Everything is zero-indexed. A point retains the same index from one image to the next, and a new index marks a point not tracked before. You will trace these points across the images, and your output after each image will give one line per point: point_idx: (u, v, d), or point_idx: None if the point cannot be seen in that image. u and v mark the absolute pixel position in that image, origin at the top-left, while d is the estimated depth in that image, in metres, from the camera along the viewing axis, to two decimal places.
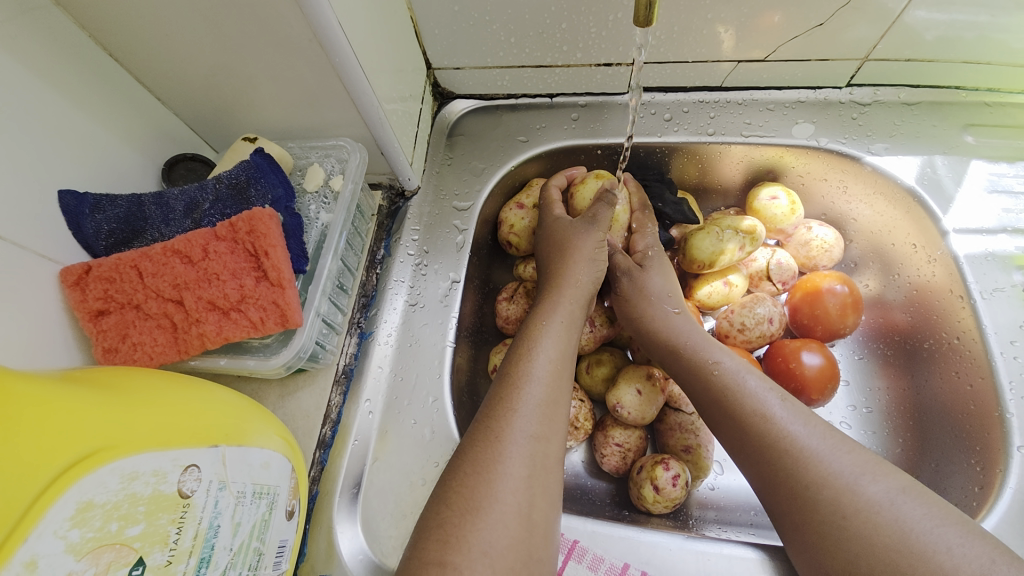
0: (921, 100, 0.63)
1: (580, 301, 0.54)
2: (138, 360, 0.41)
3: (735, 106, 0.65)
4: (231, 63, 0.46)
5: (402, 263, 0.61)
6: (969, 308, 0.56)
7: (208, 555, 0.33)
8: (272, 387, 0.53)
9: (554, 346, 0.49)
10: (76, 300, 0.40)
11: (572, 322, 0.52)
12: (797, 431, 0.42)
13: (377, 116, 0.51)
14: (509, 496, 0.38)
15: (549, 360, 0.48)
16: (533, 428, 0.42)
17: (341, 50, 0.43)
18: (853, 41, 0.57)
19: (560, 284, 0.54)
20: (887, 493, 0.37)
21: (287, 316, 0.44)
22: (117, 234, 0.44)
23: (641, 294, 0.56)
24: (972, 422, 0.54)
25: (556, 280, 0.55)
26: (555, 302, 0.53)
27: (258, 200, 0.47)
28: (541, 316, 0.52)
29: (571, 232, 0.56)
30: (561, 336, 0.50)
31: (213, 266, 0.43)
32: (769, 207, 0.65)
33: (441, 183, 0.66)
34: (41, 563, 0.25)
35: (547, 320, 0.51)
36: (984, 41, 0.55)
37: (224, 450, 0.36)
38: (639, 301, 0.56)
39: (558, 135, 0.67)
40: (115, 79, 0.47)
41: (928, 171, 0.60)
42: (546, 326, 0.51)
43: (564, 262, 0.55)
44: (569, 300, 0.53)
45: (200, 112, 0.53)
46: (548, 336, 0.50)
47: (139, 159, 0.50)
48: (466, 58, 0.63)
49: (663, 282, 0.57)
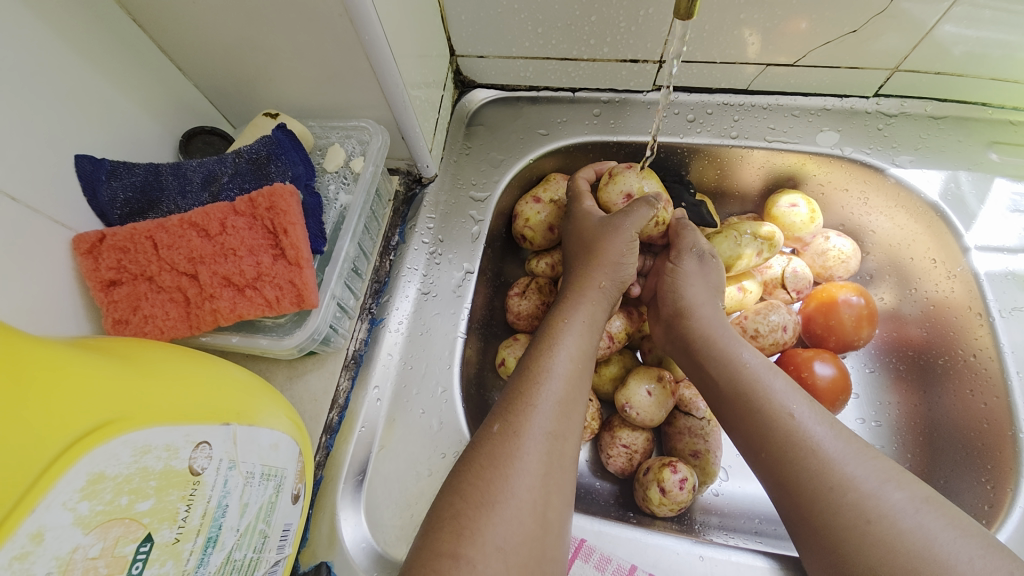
0: (947, 115, 0.62)
1: (603, 302, 0.53)
2: (148, 332, 0.40)
3: (760, 110, 0.64)
4: (255, 35, 0.45)
5: (416, 250, 0.60)
6: (986, 326, 0.55)
7: (215, 535, 0.32)
8: (280, 368, 0.52)
9: (576, 344, 0.48)
10: (88, 268, 0.39)
11: (594, 322, 0.51)
12: (821, 434, 0.42)
13: (401, 99, 0.50)
14: (526, 493, 0.38)
15: (570, 358, 0.47)
16: (551, 425, 0.42)
17: (370, 28, 0.42)
18: (884, 51, 0.56)
19: (586, 283, 0.53)
20: (909, 502, 0.37)
21: (304, 296, 0.43)
22: (132, 203, 0.43)
23: (692, 276, 0.55)
24: (983, 441, 0.54)
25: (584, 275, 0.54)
26: (576, 303, 0.52)
27: (278, 176, 0.45)
28: (564, 313, 0.51)
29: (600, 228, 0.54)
30: (582, 334, 0.50)
31: (230, 241, 0.42)
32: (788, 214, 0.64)
33: (459, 172, 0.65)
34: (48, 534, 0.24)
35: (569, 317, 0.51)
36: (1012, 59, 0.54)
37: (234, 428, 0.35)
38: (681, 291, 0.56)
39: (578, 130, 0.66)
40: (137, 45, 0.46)
41: (952, 186, 0.60)
42: (568, 323, 0.50)
43: (592, 264, 0.54)
44: (593, 301, 0.52)
45: (219, 84, 0.52)
46: (570, 332, 0.49)
47: (157, 129, 0.49)
48: (491, 46, 0.62)
49: (717, 278, 0.56)
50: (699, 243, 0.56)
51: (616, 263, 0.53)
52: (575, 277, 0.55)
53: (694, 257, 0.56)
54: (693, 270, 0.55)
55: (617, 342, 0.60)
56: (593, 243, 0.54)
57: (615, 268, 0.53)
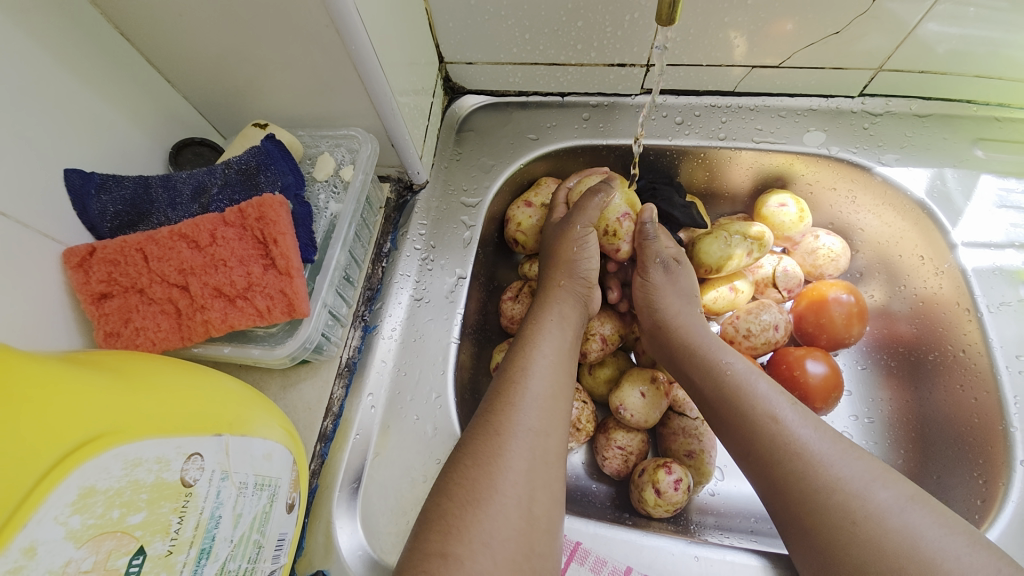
0: (932, 113, 0.63)
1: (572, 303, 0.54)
2: (140, 345, 0.40)
3: (747, 112, 0.65)
4: (243, 47, 0.45)
5: (408, 257, 0.60)
6: (975, 321, 0.56)
7: (208, 546, 0.32)
8: (274, 377, 0.52)
9: (552, 346, 0.49)
10: (79, 281, 0.40)
11: (567, 321, 0.52)
12: (807, 435, 0.42)
13: (389, 107, 0.51)
14: (511, 490, 0.38)
15: (546, 356, 0.47)
16: (535, 423, 0.42)
17: (357, 38, 0.43)
18: (867, 50, 0.57)
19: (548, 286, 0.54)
20: (895, 501, 0.37)
21: (295, 305, 0.43)
22: (123, 216, 0.43)
23: (663, 287, 0.56)
24: (974, 436, 0.54)
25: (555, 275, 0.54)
26: (548, 305, 0.53)
27: (268, 186, 0.46)
28: (537, 316, 0.52)
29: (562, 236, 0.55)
30: (557, 335, 0.50)
31: (220, 252, 0.42)
32: (777, 213, 0.65)
33: (450, 178, 0.65)
34: (40, 548, 0.24)
35: (544, 319, 0.51)
36: (995, 56, 0.55)
37: (227, 439, 0.35)
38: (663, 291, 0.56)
39: (568, 134, 0.67)
40: (125, 58, 0.46)
41: (938, 184, 0.60)
42: (543, 324, 0.51)
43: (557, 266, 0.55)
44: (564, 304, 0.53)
45: (209, 95, 0.52)
46: (546, 334, 0.50)
47: (147, 141, 0.49)
48: (479, 53, 0.62)
49: (690, 281, 0.57)
50: (665, 251, 0.57)
51: (572, 264, 0.54)
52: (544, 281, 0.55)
53: (660, 266, 0.56)
54: (662, 282, 0.56)
55: (610, 343, 0.60)
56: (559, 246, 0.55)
57: (572, 268, 0.54)
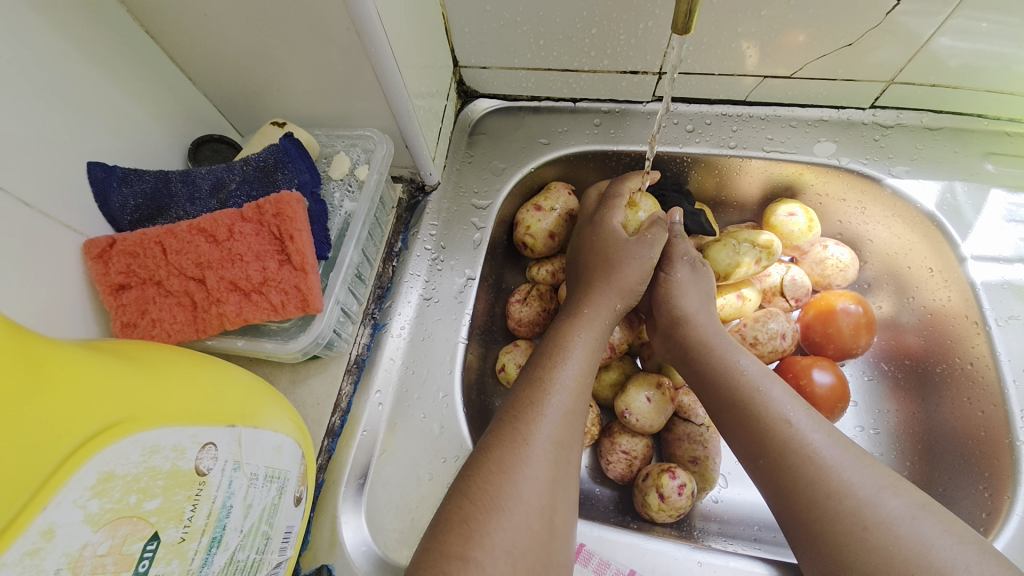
0: (943, 126, 0.63)
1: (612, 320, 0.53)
2: (155, 336, 0.41)
3: (758, 121, 0.65)
4: (265, 47, 0.46)
5: (419, 257, 0.61)
6: (983, 335, 0.56)
7: (219, 535, 0.33)
8: (284, 371, 0.53)
9: (584, 358, 0.49)
10: (98, 272, 0.40)
11: (603, 339, 0.52)
12: (819, 440, 0.43)
13: (405, 109, 0.51)
14: (533, 498, 0.38)
15: (579, 371, 0.48)
16: (558, 434, 0.42)
17: (376, 40, 0.44)
18: (878, 63, 0.57)
19: (601, 296, 0.54)
20: (907, 509, 0.38)
21: (308, 301, 0.43)
22: (142, 210, 0.44)
23: (686, 284, 0.55)
24: (980, 449, 0.54)
25: (592, 288, 0.54)
26: (587, 317, 0.52)
27: (285, 183, 0.47)
28: (575, 326, 0.52)
29: (619, 251, 0.55)
30: (590, 348, 0.50)
31: (237, 247, 0.43)
32: (786, 222, 0.65)
33: (461, 180, 0.66)
34: (58, 531, 0.25)
35: (579, 332, 0.51)
36: (1007, 71, 0.55)
37: (239, 430, 0.35)
38: (686, 289, 0.55)
39: (579, 139, 0.67)
40: (149, 56, 0.47)
41: (948, 197, 0.60)
42: (579, 337, 0.50)
43: (607, 275, 0.54)
44: (604, 309, 0.53)
45: (228, 94, 0.53)
46: (579, 346, 0.50)
47: (167, 138, 0.50)
48: (494, 58, 0.63)
49: (708, 281, 0.57)
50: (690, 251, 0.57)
51: (636, 271, 0.54)
52: (584, 283, 0.55)
53: (687, 265, 0.56)
54: (686, 279, 0.56)
55: (617, 351, 0.61)
56: (609, 254, 0.55)
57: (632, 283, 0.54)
